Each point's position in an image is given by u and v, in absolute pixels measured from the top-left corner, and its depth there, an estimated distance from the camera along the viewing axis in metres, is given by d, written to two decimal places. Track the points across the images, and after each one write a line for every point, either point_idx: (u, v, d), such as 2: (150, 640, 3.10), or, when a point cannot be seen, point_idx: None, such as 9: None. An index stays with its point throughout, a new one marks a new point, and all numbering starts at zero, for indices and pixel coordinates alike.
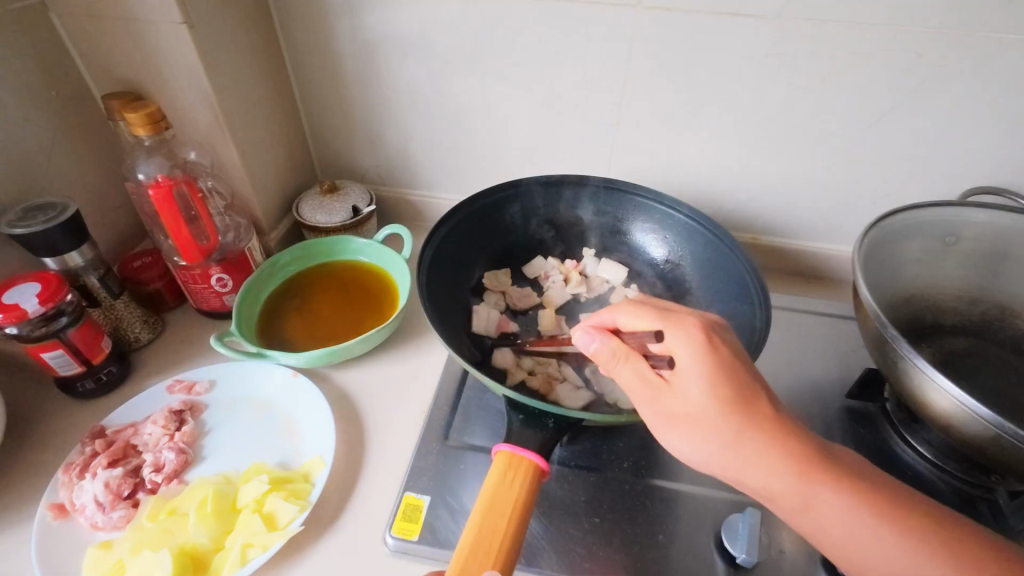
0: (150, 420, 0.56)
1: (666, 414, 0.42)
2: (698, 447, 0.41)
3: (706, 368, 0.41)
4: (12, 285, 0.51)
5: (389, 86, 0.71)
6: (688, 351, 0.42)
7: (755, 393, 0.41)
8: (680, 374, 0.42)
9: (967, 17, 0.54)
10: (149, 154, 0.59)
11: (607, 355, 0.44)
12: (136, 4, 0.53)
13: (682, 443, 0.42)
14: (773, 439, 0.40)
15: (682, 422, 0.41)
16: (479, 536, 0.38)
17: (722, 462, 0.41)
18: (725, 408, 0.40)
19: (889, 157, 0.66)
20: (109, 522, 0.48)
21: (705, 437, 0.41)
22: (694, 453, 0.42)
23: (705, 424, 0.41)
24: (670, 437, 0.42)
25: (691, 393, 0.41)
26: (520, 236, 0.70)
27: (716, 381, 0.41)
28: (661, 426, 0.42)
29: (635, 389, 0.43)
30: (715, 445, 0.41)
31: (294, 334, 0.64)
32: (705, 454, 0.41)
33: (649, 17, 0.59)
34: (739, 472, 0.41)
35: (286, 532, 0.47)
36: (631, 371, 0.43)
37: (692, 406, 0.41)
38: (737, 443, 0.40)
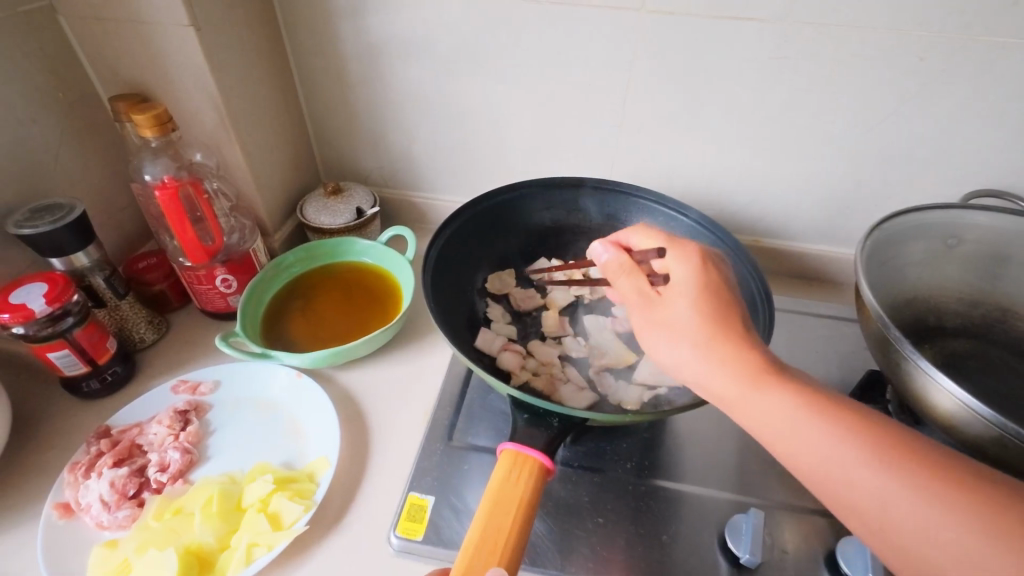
0: (155, 420, 0.56)
1: (653, 321, 0.44)
2: (675, 350, 0.42)
3: (697, 286, 0.43)
4: (19, 284, 0.52)
5: (393, 87, 0.71)
6: (685, 267, 0.44)
7: (738, 317, 0.42)
8: (673, 286, 0.44)
9: (966, 21, 0.54)
10: (156, 155, 0.60)
11: (614, 267, 0.47)
12: (142, 6, 0.53)
13: (661, 344, 0.43)
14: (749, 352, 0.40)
15: (663, 328, 0.43)
16: (485, 534, 0.39)
17: (692, 368, 0.41)
18: (707, 318, 0.41)
19: (891, 159, 0.66)
20: (115, 522, 0.49)
21: (683, 343, 0.42)
22: (673, 359, 0.42)
23: (683, 329, 0.42)
24: (653, 343, 0.44)
25: (677, 304, 0.43)
26: (523, 237, 0.70)
27: (704, 295, 0.42)
28: (647, 332, 0.44)
29: (631, 300, 0.46)
30: (689, 349, 0.41)
31: (298, 334, 0.65)
32: (680, 357, 0.42)
33: (651, 20, 0.60)
34: (709, 379, 0.41)
35: (290, 531, 0.47)
36: (630, 282, 0.46)
37: (675, 316, 0.42)
38: (711, 352, 0.41)
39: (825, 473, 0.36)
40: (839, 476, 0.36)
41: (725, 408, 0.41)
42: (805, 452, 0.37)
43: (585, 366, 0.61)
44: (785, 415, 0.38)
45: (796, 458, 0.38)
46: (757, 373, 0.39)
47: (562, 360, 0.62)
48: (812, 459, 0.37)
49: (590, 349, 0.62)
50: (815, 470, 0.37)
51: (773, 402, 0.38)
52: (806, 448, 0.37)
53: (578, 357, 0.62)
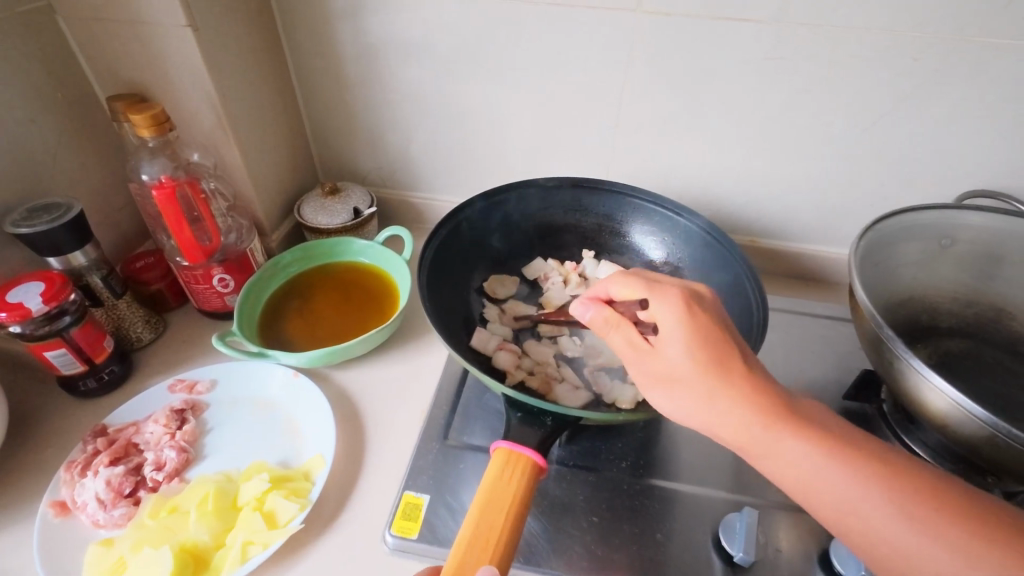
0: (152, 419, 0.56)
1: (655, 375, 0.43)
2: (676, 399, 0.42)
3: (688, 334, 0.41)
4: (17, 283, 0.52)
5: (392, 88, 0.71)
6: (670, 317, 0.42)
7: (734, 354, 0.41)
8: (662, 338, 0.43)
9: (963, 22, 0.54)
10: (153, 155, 0.60)
11: (600, 322, 0.46)
12: (141, 7, 0.54)
13: (661, 396, 0.43)
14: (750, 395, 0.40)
15: (666, 383, 0.43)
16: (478, 531, 0.39)
17: (703, 419, 0.41)
18: (703, 366, 0.41)
19: (887, 159, 0.66)
20: (111, 520, 0.49)
21: (685, 394, 0.42)
22: (671, 408, 0.43)
23: (682, 379, 0.42)
24: (652, 394, 0.44)
25: (673, 356, 0.42)
26: (519, 239, 0.71)
27: (696, 344, 0.41)
28: (646, 384, 0.44)
29: (624, 354, 0.45)
30: (689, 399, 0.42)
31: (295, 334, 0.65)
32: (682, 407, 0.42)
33: (650, 21, 0.60)
34: (713, 422, 0.41)
35: (285, 530, 0.47)
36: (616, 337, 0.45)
37: (674, 371, 0.42)
38: (711, 400, 0.41)
39: (823, 493, 0.39)
40: (838, 494, 0.38)
41: (736, 448, 0.42)
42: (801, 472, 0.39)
43: (581, 365, 0.61)
44: (788, 444, 0.40)
45: (793, 479, 0.40)
46: (761, 409, 0.40)
47: (558, 359, 0.62)
48: (809, 480, 0.39)
49: (585, 348, 0.62)
50: (813, 490, 0.39)
51: (771, 434, 0.40)
52: (807, 472, 0.39)
53: (573, 357, 0.62)
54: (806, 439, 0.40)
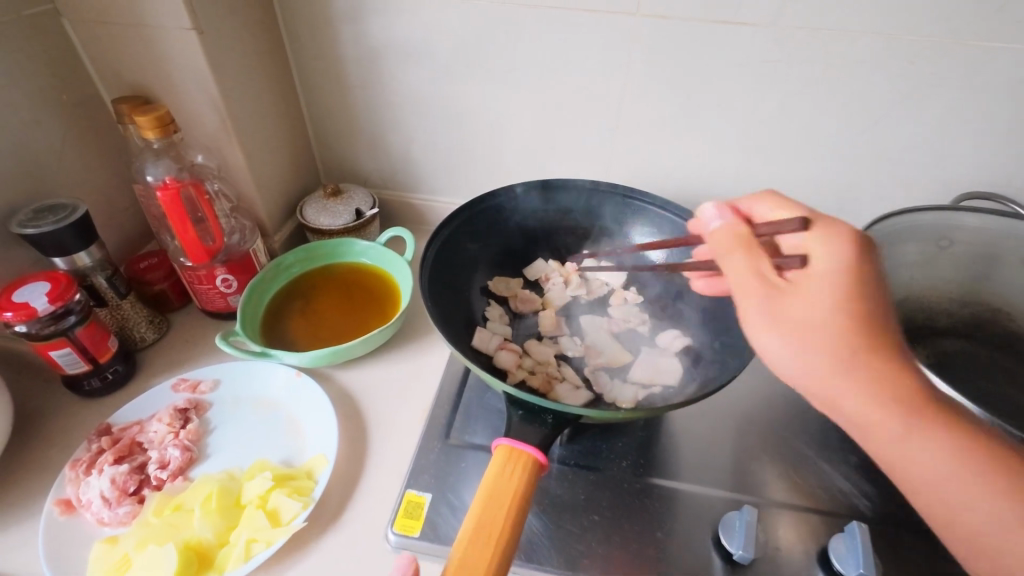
0: (156, 418, 0.57)
1: (779, 314, 0.38)
2: (801, 352, 0.37)
3: (841, 277, 0.38)
4: (22, 284, 0.52)
5: (394, 89, 0.72)
6: (831, 248, 0.39)
7: (881, 320, 0.37)
8: (810, 273, 0.39)
9: (957, 25, 0.55)
10: (157, 156, 0.60)
11: (726, 240, 0.43)
12: (145, 11, 0.54)
13: (775, 342, 0.38)
14: (886, 370, 0.36)
15: (789, 323, 0.38)
16: (479, 525, 0.39)
17: (824, 387, 0.37)
18: (852, 323, 0.36)
19: (884, 161, 0.67)
20: (116, 518, 0.49)
21: (814, 347, 0.37)
22: (782, 359, 0.38)
23: (823, 340, 0.36)
24: (760, 338, 0.39)
25: (814, 294, 0.38)
26: (521, 239, 0.71)
27: (850, 292, 0.37)
28: (761, 323, 0.39)
29: (744, 281, 0.40)
30: (818, 357, 0.37)
31: (299, 334, 0.65)
32: (809, 367, 0.37)
33: (649, 24, 0.61)
34: (835, 393, 0.37)
35: (289, 528, 0.47)
36: (740, 255, 0.42)
37: (808, 311, 0.37)
38: (842, 370, 0.36)
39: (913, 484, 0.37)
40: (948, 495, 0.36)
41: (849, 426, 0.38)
42: (899, 463, 0.37)
43: (581, 365, 0.62)
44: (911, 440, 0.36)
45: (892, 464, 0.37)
46: (901, 404, 0.36)
47: (558, 358, 0.62)
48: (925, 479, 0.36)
49: (585, 348, 0.63)
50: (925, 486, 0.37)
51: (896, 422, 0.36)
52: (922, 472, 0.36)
53: (574, 357, 0.63)
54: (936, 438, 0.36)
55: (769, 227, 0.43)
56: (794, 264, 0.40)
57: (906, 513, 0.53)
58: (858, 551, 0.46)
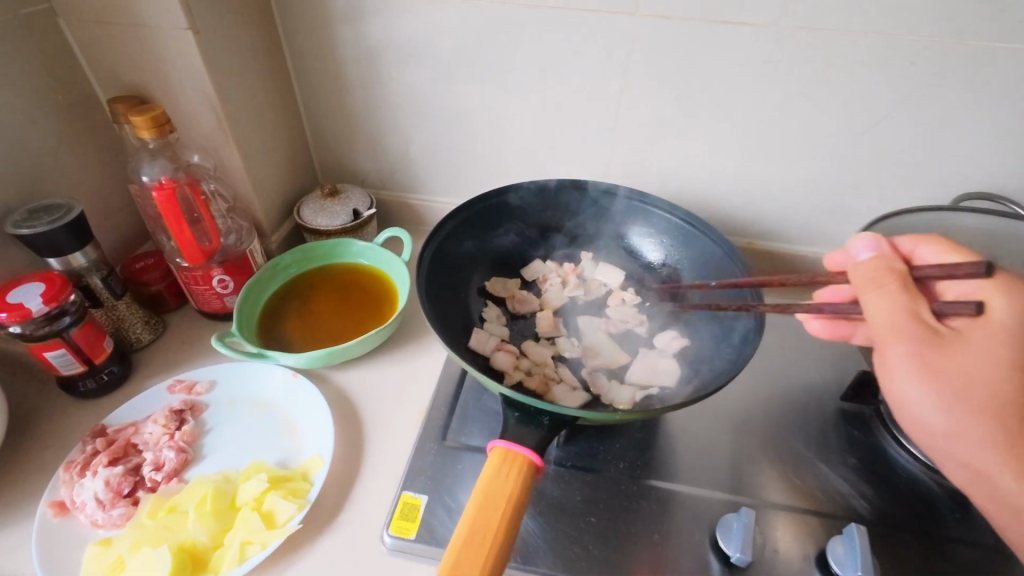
0: (151, 419, 0.57)
1: (936, 368, 0.37)
2: (944, 407, 0.37)
3: (1015, 343, 0.37)
4: (17, 284, 0.52)
5: (393, 90, 0.72)
6: (1011, 307, 0.37)
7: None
8: (977, 326, 0.38)
9: (957, 26, 0.55)
10: (153, 156, 0.60)
11: (868, 276, 0.41)
12: (141, 10, 0.54)
13: (919, 393, 0.37)
14: (1013, 420, 0.36)
15: (944, 377, 0.37)
16: (474, 527, 0.39)
17: (952, 435, 0.38)
18: (1011, 387, 0.36)
19: (883, 162, 0.67)
20: (110, 520, 0.49)
21: (963, 406, 0.37)
22: (919, 405, 0.38)
23: (976, 397, 0.36)
24: (902, 383, 0.38)
25: (983, 355, 0.37)
26: (519, 240, 0.71)
27: (1021, 354, 0.36)
28: (908, 372, 0.38)
29: (893, 324, 0.38)
30: (958, 412, 0.37)
31: (296, 335, 0.65)
32: (948, 418, 0.37)
33: (647, 25, 0.60)
34: (949, 436, 0.38)
35: (284, 530, 0.47)
36: (895, 293, 0.39)
37: (973, 371, 0.36)
38: (969, 421, 0.37)
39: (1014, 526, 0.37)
40: None
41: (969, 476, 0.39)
42: (999, 502, 0.37)
43: (579, 366, 0.62)
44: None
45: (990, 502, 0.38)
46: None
47: (556, 360, 0.62)
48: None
49: (583, 349, 0.62)
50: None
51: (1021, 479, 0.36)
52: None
53: (571, 358, 0.62)
54: None
55: (935, 266, 0.40)
56: (955, 312, 0.38)
57: (905, 514, 0.52)
58: (857, 554, 0.45)
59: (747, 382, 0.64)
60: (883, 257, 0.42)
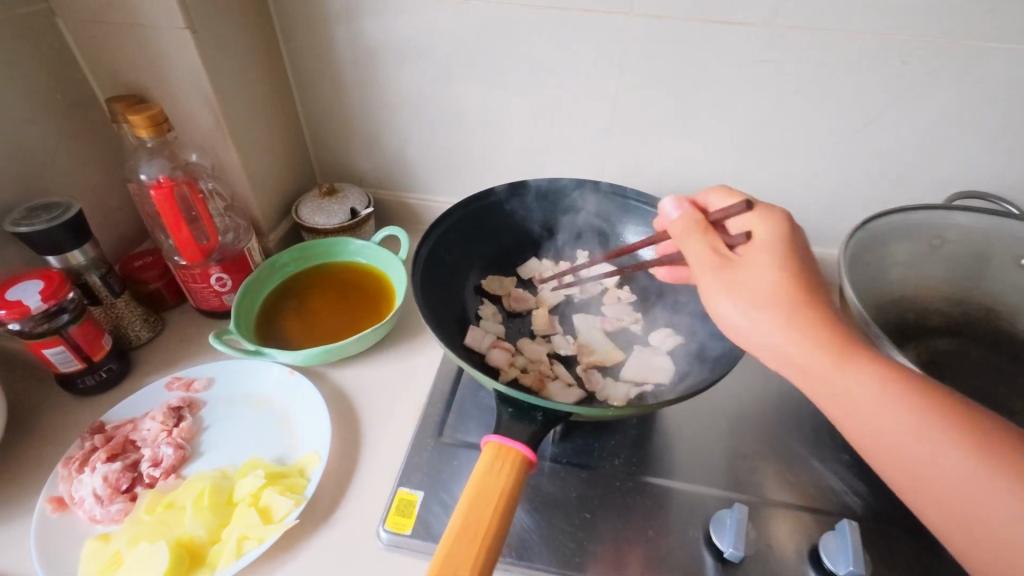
0: (149, 416, 0.57)
1: (732, 280, 0.41)
2: (752, 314, 0.39)
3: (779, 253, 0.42)
4: (16, 282, 0.52)
5: (389, 90, 0.72)
6: (769, 227, 0.44)
7: (817, 285, 0.41)
8: (752, 245, 0.44)
9: (949, 26, 0.55)
10: (151, 155, 0.60)
11: (681, 228, 0.47)
12: (139, 10, 0.54)
13: (731, 305, 0.40)
14: (813, 317, 0.38)
15: (740, 287, 0.41)
16: (467, 522, 0.39)
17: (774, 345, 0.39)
18: (790, 284, 0.40)
19: (877, 161, 0.67)
20: (108, 515, 0.49)
21: (761, 309, 0.39)
22: (733, 321, 0.40)
23: (763, 298, 0.39)
24: (716, 305, 0.41)
25: (761, 265, 0.41)
26: (515, 238, 0.71)
27: (784, 259, 0.42)
28: (716, 291, 0.41)
29: (702, 258, 0.44)
30: (769, 314, 0.39)
31: (292, 333, 0.65)
32: (756, 326, 0.39)
33: (642, 25, 0.61)
34: (787, 347, 0.38)
35: (281, 525, 0.48)
36: (698, 238, 0.46)
37: (754, 277, 0.41)
38: (801, 330, 0.38)
39: (882, 445, 0.36)
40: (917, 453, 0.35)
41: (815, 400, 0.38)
42: (842, 413, 0.37)
43: (574, 364, 0.62)
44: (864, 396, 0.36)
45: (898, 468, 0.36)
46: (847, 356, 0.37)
47: (552, 357, 0.62)
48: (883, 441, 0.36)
49: (579, 346, 0.63)
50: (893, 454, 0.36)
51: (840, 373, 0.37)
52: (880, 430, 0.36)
53: (567, 355, 0.63)
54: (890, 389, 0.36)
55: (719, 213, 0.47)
56: (740, 241, 0.45)
57: (898, 511, 0.53)
58: (849, 549, 0.46)
59: (743, 380, 0.64)
60: (688, 212, 0.49)
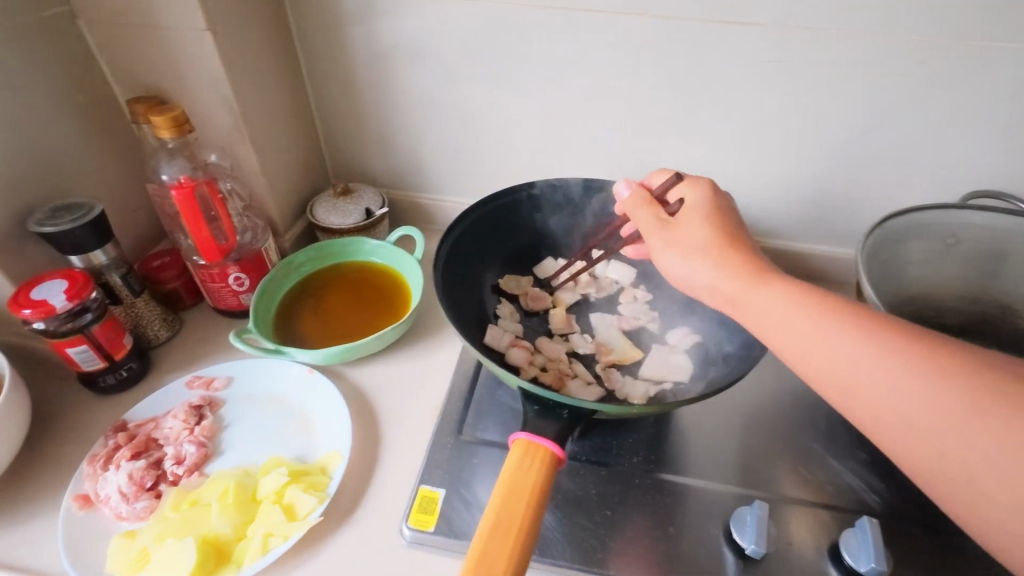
0: (171, 414, 0.57)
1: (671, 240, 0.45)
2: (690, 264, 0.44)
3: (709, 212, 0.46)
4: (41, 282, 0.53)
5: (403, 91, 0.72)
6: (699, 191, 0.48)
7: (744, 236, 0.45)
8: (686, 207, 0.47)
9: (964, 27, 0.55)
10: (172, 156, 0.61)
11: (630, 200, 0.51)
12: (161, 12, 0.55)
13: (673, 257, 0.45)
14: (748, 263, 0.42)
15: (678, 243, 0.45)
16: (499, 519, 0.39)
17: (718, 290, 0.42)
18: (718, 236, 0.44)
19: (891, 162, 0.67)
20: (133, 513, 0.50)
21: (697, 260, 0.43)
22: (680, 275, 0.44)
23: (698, 251, 0.43)
24: (664, 263, 0.45)
25: (693, 223, 0.45)
26: (530, 237, 0.72)
27: (713, 216, 0.46)
28: (661, 249, 0.46)
29: (646, 224, 0.48)
30: (704, 263, 0.43)
31: (310, 332, 0.66)
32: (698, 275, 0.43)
33: (657, 26, 0.61)
34: (722, 289, 0.42)
35: (305, 522, 0.48)
36: (642, 207, 0.49)
37: (689, 235, 0.45)
38: (740, 278, 0.41)
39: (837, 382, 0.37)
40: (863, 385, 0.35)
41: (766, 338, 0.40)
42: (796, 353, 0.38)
43: (592, 362, 0.62)
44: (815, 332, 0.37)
45: (906, 452, 0.34)
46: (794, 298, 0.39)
47: (569, 356, 0.63)
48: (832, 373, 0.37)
49: (596, 345, 0.63)
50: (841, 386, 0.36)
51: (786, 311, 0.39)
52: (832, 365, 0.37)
53: (585, 354, 0.63)
54: (844, 326, 0.37)
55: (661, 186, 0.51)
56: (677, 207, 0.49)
57: (917, 509, 0.53)
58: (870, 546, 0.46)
59: (758, 378, 0.65)
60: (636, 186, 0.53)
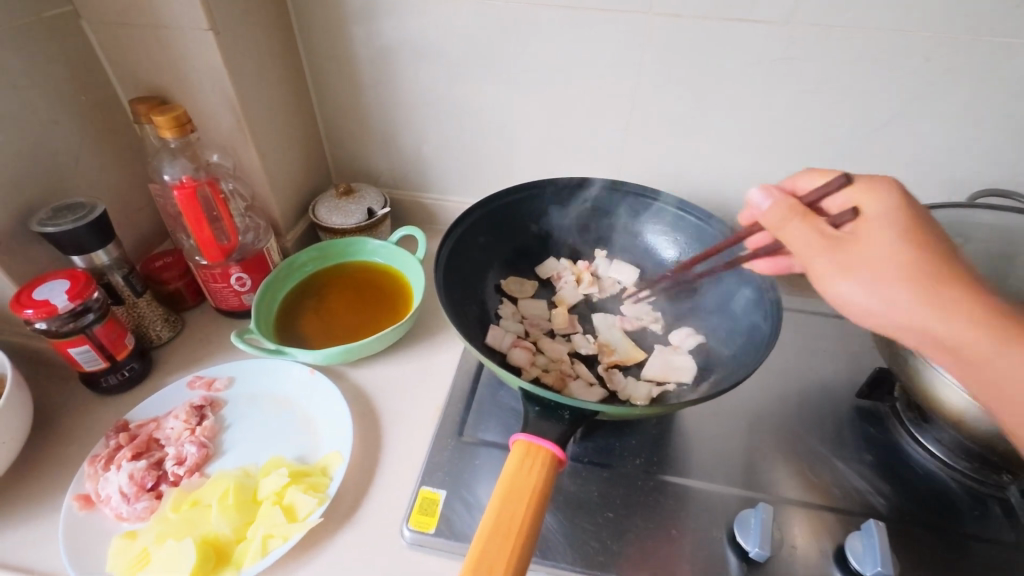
0: (172, 415, 0.57)
1: (847, 264, 0.38)
2: (883, 295, 0.36)
3: (898, 222, 0.38)
4: (44, 282, 0.53)
5: (407, 90, 0.72)
6: (880, 198, 0.40)
7: (949, 253, 0.37)
8: (864, 220, 0.39)
9: (972, 23, 0.55)
10: (174, 156, 0.60)
11: (777, 215, 0.42)
12: (163, 12, 0.55)
13: (857, 290, 0.37)
14: (948, 288, 0.35)
15: (860, 269, 0.37)
16: (499, 522, 0.39)
17: (905, 316, 0.36)
18: (922, 259, 0.36)
19: (897, 160, 0.67)
20: (134, 513, 0.49)
21: (892, 289, 0.36)
22: (858, 302, 0.38)
23: (892, 274, 0.36)
24: (836, 288, 0.38)
25: (881, 241, 0.37)
26: (532, 236, 0.71)
27: (909, 231, 0.38)
28: (832, 277, 0.38)
29: (806, 244, 0.40)
30: (901, 294, 0.36)
31: (312, 332, 0.66)
32: (892, 305, 0.36)
33: (661, 25, 0.61)
34: (926, 327, 0.36)
35: (305, 523, 0.48)
36: (802, 221, 0.41)
37: (876, 256, 0.37)
38: (952, 309, 0.35)
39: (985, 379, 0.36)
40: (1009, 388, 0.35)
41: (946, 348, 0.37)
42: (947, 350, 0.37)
43: (593, 363, 0.62)
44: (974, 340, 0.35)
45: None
46: (976, 313, 0.35)
47: (571, 356, 0.62)
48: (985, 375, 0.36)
49: (599, 345, 0.63)
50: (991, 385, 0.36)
51: (955, 321, 0.35)
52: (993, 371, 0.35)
53: (587, 355, 0.63)
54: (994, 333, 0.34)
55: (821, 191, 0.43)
56: (847, 218, 0.40)
57: (923, 512, 0.52)
58: (876, 549, 0.45)
59: (762, 379, 0.64)
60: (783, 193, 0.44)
